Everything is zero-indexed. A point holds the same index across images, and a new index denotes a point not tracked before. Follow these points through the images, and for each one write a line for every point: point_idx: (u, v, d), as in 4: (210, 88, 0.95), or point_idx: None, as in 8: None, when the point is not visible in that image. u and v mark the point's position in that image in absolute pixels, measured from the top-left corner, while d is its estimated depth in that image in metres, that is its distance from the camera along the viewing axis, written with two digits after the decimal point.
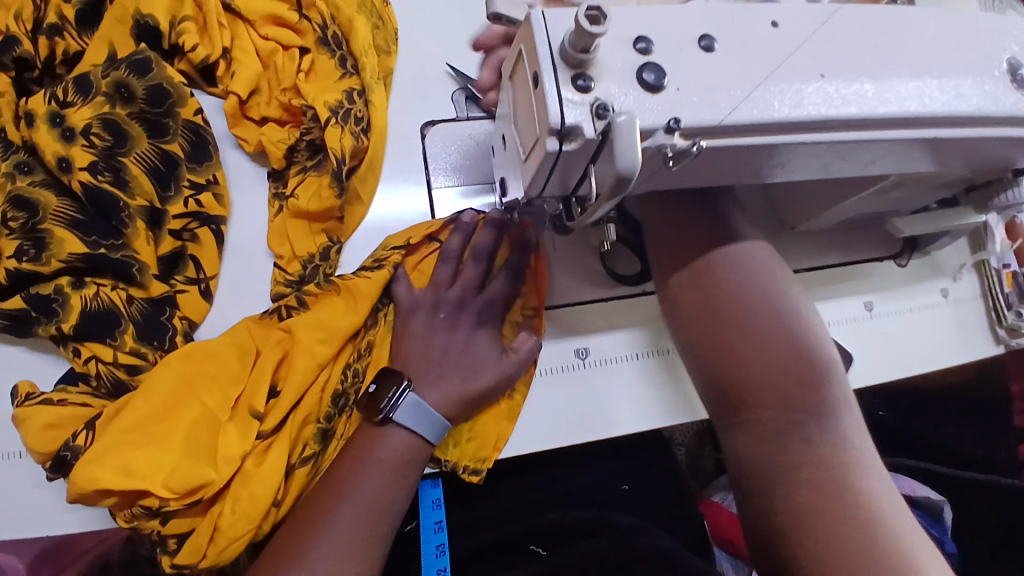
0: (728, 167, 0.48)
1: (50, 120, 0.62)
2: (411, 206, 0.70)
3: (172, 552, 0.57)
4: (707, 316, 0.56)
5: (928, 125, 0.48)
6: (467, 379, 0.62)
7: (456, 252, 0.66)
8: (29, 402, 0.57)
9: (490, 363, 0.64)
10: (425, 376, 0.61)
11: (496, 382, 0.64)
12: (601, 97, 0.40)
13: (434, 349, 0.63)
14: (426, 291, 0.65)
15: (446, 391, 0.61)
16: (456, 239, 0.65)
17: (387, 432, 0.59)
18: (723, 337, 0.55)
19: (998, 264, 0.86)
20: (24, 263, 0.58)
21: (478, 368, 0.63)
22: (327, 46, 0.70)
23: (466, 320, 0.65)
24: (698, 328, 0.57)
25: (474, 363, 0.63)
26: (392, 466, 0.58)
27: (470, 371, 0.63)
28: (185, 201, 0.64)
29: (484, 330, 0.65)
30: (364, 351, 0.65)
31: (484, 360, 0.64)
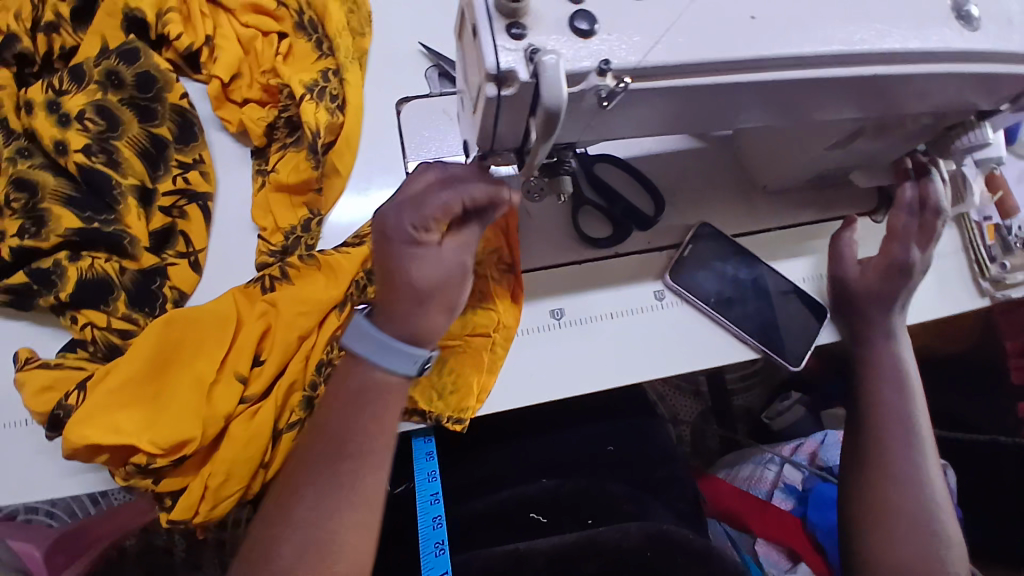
0: (672, 113, 0.51)
1: (47, 108, 0.67)
2: (383, 195, 0.72)
3: (168, 508, 0.61)
4: (887, 410, 0.74)
5: (867, 64, 0.51)
6: (439, 305, 0.56)
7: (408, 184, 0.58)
8: (28, 366, 0.61)
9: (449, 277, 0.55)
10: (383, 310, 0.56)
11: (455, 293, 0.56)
12: (534, 44, 0.43)
13: (388, 273, 0.55)
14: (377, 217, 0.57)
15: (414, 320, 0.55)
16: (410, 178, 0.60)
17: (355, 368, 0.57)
18: (903, 423, 0.73)
19: (979, 218, 0.86)
20: (26, 239, 0.63)
21: (448, 290, 0.55)
22: (303, 30, 0.74)
23: (417, 249, 0.53)
24: (896, 425, 0.73)
25: (438, 282, 0.55)
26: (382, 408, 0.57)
27: (440, 292, 0.55)
28: (174, 178, 0.68)
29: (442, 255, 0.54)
30: (352, 326, 0.66)
31: (442, 274, 0.55)
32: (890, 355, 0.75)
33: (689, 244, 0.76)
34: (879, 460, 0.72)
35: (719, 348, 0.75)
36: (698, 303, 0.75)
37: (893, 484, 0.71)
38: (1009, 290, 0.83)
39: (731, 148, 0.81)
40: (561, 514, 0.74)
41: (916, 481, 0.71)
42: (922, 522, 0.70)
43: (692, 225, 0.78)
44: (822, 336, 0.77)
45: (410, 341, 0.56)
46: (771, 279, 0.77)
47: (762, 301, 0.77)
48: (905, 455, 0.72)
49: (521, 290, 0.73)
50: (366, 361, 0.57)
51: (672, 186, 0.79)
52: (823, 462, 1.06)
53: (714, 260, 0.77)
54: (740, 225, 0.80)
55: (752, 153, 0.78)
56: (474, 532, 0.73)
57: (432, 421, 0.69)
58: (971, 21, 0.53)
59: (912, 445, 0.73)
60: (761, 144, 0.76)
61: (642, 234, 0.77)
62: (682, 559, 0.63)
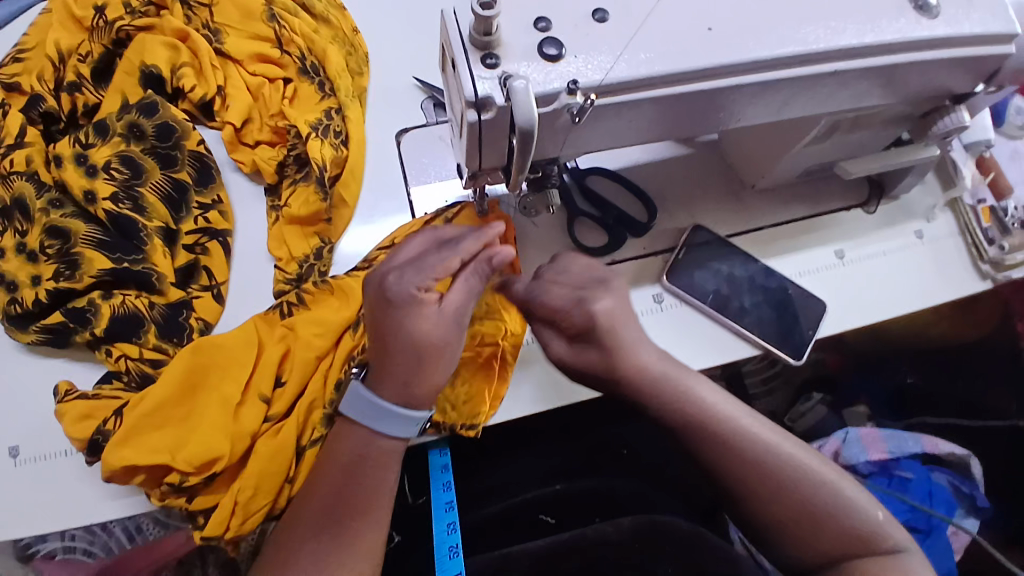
0: (646, 122, 0.54)
1: (75, 160, 0.74)
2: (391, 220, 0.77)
3: (201, 526, 0.65)
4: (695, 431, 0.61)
5: (826, 61, 0.54)
6: (435, 362, 0.55)
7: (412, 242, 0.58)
8: (69, 398, 0.67)
9: (445, 333, 0.55)
10: (382, 373, 0.56)
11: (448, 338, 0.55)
12: (507, 70, 0.47)
13: (380, 336, 0.56)
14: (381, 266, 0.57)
15: (407, 383, 0.56)
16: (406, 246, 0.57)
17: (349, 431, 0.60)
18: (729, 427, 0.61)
19: (973, 201, 0.86)
20: (62, 282, 0.69)
21: (447, 349, 0.55)
22: (307, 74, 0.80)
23: (415, 309, 0.54)
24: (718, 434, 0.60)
25: (438, 343, 0.54)
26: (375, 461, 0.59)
27: (436, 352, 0.55)
28: (195, 219, 0.74)
29: (444, 311, 0.55)
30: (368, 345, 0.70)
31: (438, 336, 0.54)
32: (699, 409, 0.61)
33: (683, 247, 0.79)
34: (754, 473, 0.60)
35: (720, 346, 0.77)
36: (696, 303, 0.78)
37: (821, 535, 0.59)
38: (1010, 271, 0.83)
39: (719, 152, 0.85)
40: (571, 515, 0.76)
41: (847, 505, 0.60)
42: (864, 544, 0.59)
43: (685, 227, 0.81)
44: (822, 326, 0.79)
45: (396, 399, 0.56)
46: (764, 275, 0.80)
47: (759, 296, 0.79)
48: (751, 455, 0.60)
49: None
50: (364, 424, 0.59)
51: (663, 193, 0.82)
52: (847, 461, 0.97)
53: (710, 261, 0.80)
54: (733, 225, 0.83)
55: (738, 155, 0.81)
56: (485, 538, 0.75)
57: (447, 432, 0.71)
58: (929, 9, 0.56)
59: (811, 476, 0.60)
60: (745, 146, 0.79)
61: (637, 240, 0.80)
62: (669, 547, 0.65)
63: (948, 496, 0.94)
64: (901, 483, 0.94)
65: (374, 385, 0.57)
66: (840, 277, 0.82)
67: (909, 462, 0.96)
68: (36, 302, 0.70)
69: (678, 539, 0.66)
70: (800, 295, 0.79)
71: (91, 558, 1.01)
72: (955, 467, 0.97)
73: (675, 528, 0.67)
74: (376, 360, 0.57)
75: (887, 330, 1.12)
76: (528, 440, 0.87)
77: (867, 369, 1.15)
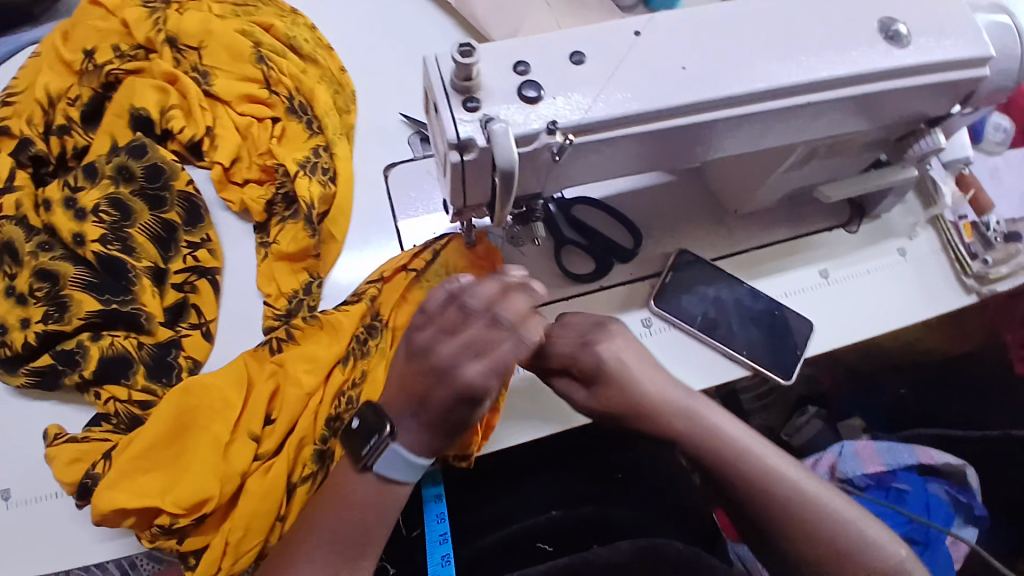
0: (627, 156, 0.56)
1: (65, 204, 0.74)
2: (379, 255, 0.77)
3: (192, 567, 0.64)
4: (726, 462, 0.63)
5: (800, 93, 0.55)
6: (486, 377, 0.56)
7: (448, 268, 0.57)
8: (58, 442, 0.66)
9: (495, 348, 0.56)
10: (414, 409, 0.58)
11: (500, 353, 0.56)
12: (488, 113, 0.48)
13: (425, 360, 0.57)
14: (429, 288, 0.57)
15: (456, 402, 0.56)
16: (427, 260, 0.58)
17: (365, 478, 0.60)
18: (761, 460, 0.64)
19: (954, 217, 0.88)
20: (51, 324, 0.70)
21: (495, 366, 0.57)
22: (294, 113, 0.81)
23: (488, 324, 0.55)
24: (750, 466, 0.63)
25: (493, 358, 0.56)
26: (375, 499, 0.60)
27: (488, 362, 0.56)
28: (185, 258, 0.75)
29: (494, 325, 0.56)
30: (358, 380, 0.69)
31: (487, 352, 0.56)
32: (725, 443, 0.64)
33: (669, 272, 0.80)
34: (783, 505, 0.62)
35: (709, 369, 0.78)
36: (685, 326, 0.78)
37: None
38: (994, 285, 0.85)
39: (702, 178, 0.86)
40: (569, 542, 0.78)
41: (877, 551, 0.61)
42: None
43: (671, 252, 0.82)
44: (810, 346, 0.80)
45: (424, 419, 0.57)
46: (752, 297, 0.80)
47: (746, 318, 0.80)
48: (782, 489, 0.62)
49: None
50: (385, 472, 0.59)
51: (648, 219, 0.84)
52: (843, 475, 0.97)
53: (698, 285, 0.81)
54: (718, 248, 0.84)
55: (721, 181, 0.83)
56: (481, 567, 0.77)
57: (439, 464, 0.71)
58: (899, 39, 0.58)
59: (840, 522, 0.62)
60: (727, 172, 0.80)
61: (624, 267, 0.81)
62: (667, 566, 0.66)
63: (946, 509, 0.94)
64: (898, 495, 0.95)
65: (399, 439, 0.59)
66: (825, 297, 0.83)
67: (906, 474, 0.96)
68: (25, 346, 0.70)
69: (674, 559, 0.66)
70: (788, 316, 0.80)
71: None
72: (951, 477, 0.96)
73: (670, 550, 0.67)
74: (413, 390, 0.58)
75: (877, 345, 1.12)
76: (525, 467, 0.85)
77: (860, 385, 1.15)
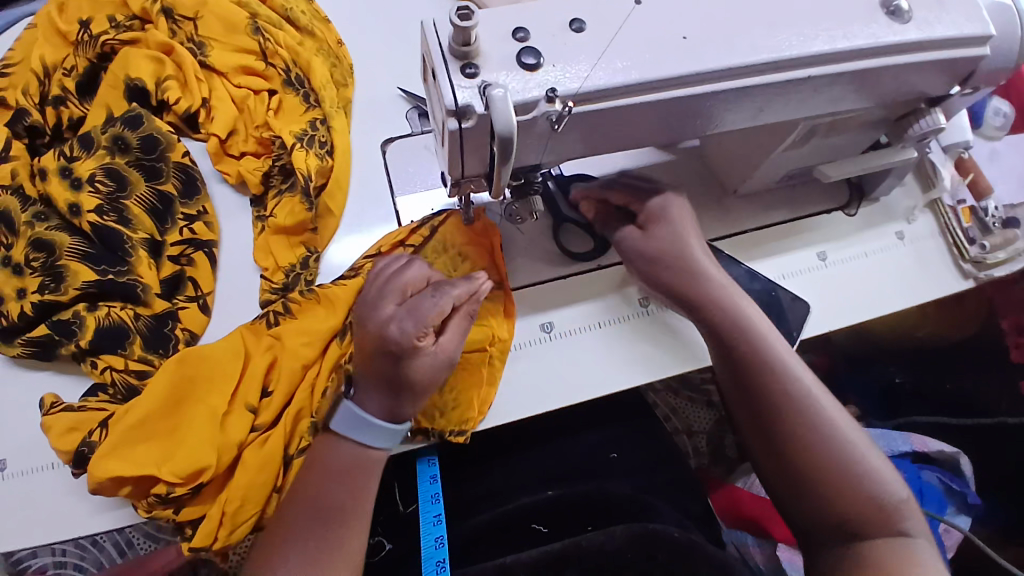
0: (627, 128, 0.55)
1: (60, 174, 0.74)
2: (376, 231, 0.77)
3: (189, 537, 0.64)
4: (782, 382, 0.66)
5: (801, 66, 0.55)
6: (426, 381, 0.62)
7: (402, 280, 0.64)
8: (54, 411, 0.66)
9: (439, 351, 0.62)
10: (363, 390, 0.63)
11: (441, 358, 0.62)
12: (486, 79, 0.48)
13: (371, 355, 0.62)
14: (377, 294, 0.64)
15: (396, 397, 0.61)
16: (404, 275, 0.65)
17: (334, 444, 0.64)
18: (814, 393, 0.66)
19: (952, 202, 0.88)
20: (47, 294, 0.69)
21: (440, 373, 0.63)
22: (291, 85, 0.80)
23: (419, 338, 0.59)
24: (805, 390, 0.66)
25: (438, 365, 0.62)
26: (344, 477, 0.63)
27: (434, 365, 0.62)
28: (181, 230, 0.74)
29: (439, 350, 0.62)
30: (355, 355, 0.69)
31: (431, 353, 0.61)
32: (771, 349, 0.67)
33: None
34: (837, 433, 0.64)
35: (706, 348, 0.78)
36: None
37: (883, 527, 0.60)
38: (991, 270, 0.85)
39: (702, 158, 0.86)
40: (563, 523, 0.75)
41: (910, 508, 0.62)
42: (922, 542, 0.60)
43: None
44: (807, 327, 0.80)
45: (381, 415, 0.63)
46: (749, 279, 0.82)
47: None
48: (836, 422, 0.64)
49: (513, 305, 0.76)
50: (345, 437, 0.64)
51: None
52: None
53: None
54: (716, 229, 0.84)
55: (721, 161, 0.82)
56: (476, 546, 0.74)
57: (435, 439, 0.72)
58: (900, 15, 0.58)
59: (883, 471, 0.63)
60: (727, 152, 0.80)
61: None
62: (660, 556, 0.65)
63: (938, 495, 0.95)
64: None
65: (359, 404, 0.63)
66: (823, 279, 0.83)
67: (900, 460, 0.97)
68: (20, 315, 0.70)
69: (669, 547, 0.66)
70: (786, 297, 0.81)
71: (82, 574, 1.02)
72: (944, 465, 0.97)
73: (666, 536, 0.67)
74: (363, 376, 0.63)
75: (873, 330, 1.13)
76: (518, 444, 0.87)
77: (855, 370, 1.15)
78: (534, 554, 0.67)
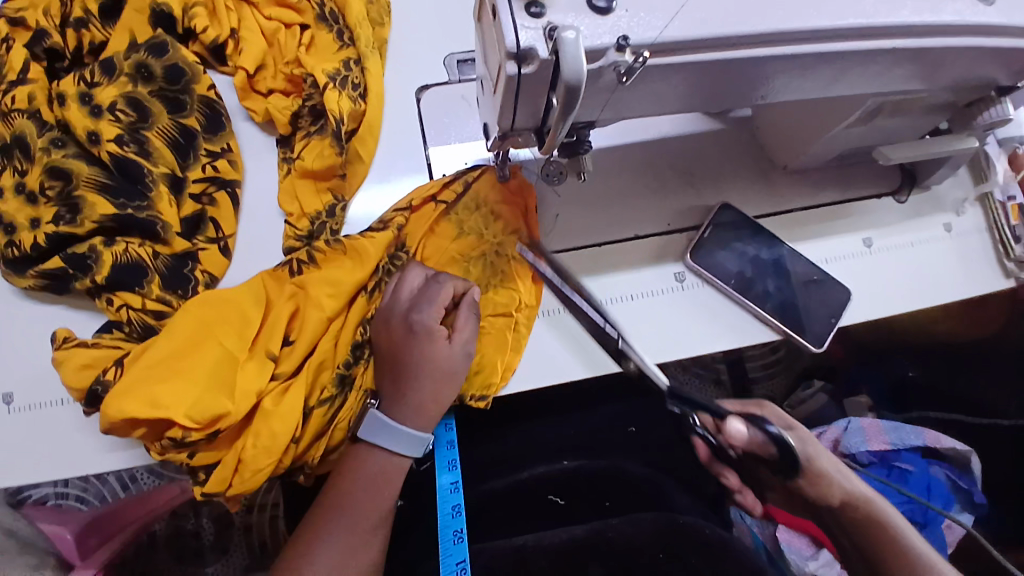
0: (690, 90, 0.51)
1: (79, 99, 0.70)
2: (406, 184, 0.74)
3: (201, 482, 0.63)
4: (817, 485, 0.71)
5: (884, 36, 0.50)
6: (445, 384, 0.65)
7: (410, 288, 0.68)
8: (67, 346, 0.65)
9: (450, 356, 0.65)
10: (391, 398, 0.65)
11: (453, 363, 0.65)
12: (553, 21, 0.44)
13: (393, 362, 0.65)
14: (392, 300, 0.67)
15: (421, 401, 0.64)
16: (408, 281, 0.68)
17: (365, 452, 0.65)
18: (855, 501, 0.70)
19: (1002, 198, 0.82)
20: (62, 226, 0.66)
21: (456, 376, 0.65)
22: (325, 21, 0.76)
23: (432, 340, 0.64)
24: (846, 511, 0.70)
25: (451, 370, 0.65)
26: (378, 476, 0.64)
27: (451, 372, 0.65)
28: (203, 167, 0.71)
29: (454, 349, 0.65)
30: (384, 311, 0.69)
31: (444, 358, 0.65)
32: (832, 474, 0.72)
33: (708, 227, 0.76)
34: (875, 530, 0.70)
35: (739, 329, 0.75)
36: (720, 284, 0.75)
37: None
38: None
39: (751, 130, 0.81)
40: (580, 495, 0.77)
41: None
42: None
43: (712, 206, 0.78)
44: (844, 315, 0.76)
45: (415, 420, 0.65)
46: (792, 259, 0.77)
47: (782, 280, 0.77)
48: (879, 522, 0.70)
49: (541, 272, 0.73)
50: (374, 442, 0.65)
51: (691, 169, 0.79)
52: (846, 449, 0.95)
53: (735, 241, 0.77)
54: (759, 206, 0.80)
55: (772, 135, 0.78)
56: (489, 514, 0.76)
57: (456, 401, 0.70)
58: None
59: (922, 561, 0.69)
60: (781, 126, 0.76)
61: (662, 216, 0.78)
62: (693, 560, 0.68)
63: (945, 491, 0.93)
64: (901, 475, 0.93)
65: (387, 410, 0.65)
66: (866, 266, 0.80)
67: (910, 455, 0.95)
68: (34, 246, 0.67)
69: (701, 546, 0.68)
70: (823, 283, 0.77)
71: (85, 506, 0.98)
72: (954, 462, 0.96)
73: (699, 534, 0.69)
74: (391, 387, 0.65)
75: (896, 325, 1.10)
76: (521, 415, 0.85)
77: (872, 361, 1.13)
78: (559, 540, 0.70)
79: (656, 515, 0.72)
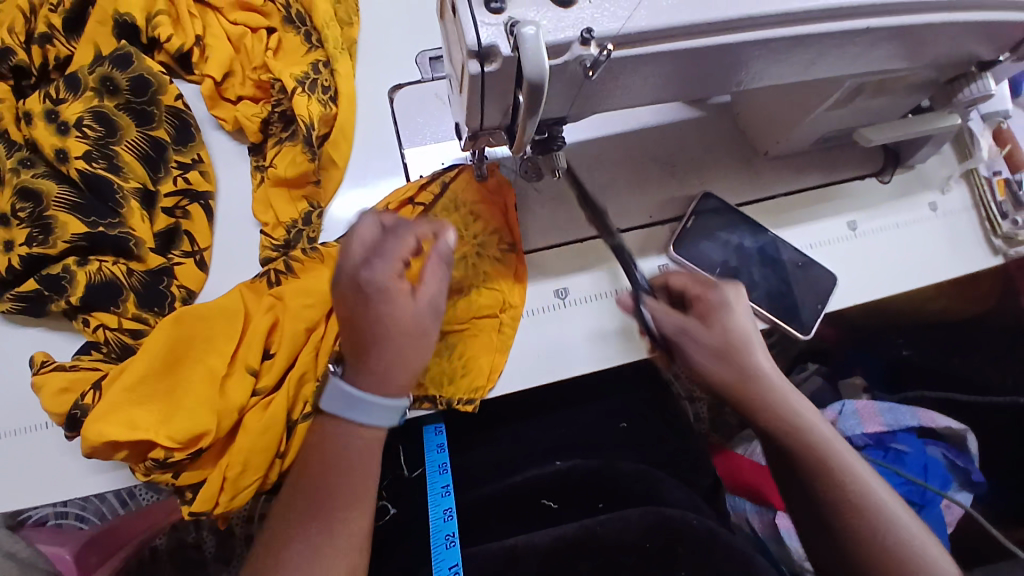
0: (661, 80, 0.50)
1: (45, 117, 0.69)
2: (385, 185, 0.72)
3: (189, 501, 0.62)
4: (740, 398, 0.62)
5: (858, 16, 0.49)
6: (415, 350, 0.56)
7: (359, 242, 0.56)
8: (44, 370, 0.63)
9: (416, 315, 0.55)
10: (354, 364, 0.56)
11: (420, 322, 0.56)
12: (514, 16, 0.43)
13: (351, 324, 0.55)
14: (341, 260, 0.56)
15: (389, 366, 0.55)
16: (359, 234, 0.56)
17: None
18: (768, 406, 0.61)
19: (988, 172, 0.81)
20: (35, 247, 0.65)
21: (425, 336, 0.56)
22: (292, 24, 0.75)
23: (392, 296, 0.54)
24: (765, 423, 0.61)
25: (418, 329, 0.56)
26: None
27: (418, 331, 0.56)
28: (174, 179, 0.69)
29: (420, 305, 0.56)
30: None
31: (409, 318, 0.55)
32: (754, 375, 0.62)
33: (690, 217, 0.76)
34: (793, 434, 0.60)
35: None
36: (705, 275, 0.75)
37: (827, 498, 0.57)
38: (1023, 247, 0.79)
39: (732, 115, 0.80)
40: (573, 500, 0.74)
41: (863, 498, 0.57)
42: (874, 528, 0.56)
43: (695, 195, 0.78)
44: (833, 300, 0.76)
45: (383, 390, 0.56)
46: (777, 247, 0.77)
47: (768, 268, 0.76)
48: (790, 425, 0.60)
49: (524, 271, 0.72)
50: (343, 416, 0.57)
51: (672, 158, 0.78)
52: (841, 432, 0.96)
53: (718, 231, 0.76)
54: (743, 193, 0.79)
55: (753, 120, 0.77)
56: (482, 521, 0.73)
57: (443, 406, 0.68)
58: None
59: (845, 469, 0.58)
60: (761, 110, 0.74)
61: (644, 208, 0.77)
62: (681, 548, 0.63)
63: (943, 471, 0.92)
64: (896, 456, 0.93)
65: (351, 378, 0.56)
66: (852, 250, 0.79)
67: (905, 435, 0.95)
68: (9, 269, 0.66)
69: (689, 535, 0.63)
70: (810, 272, 0.76)
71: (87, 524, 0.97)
72: (950, 441, 0.95)
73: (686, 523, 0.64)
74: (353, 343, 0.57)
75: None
76: (513, 417, 0.85)
77: (866, 343, 1.12)
78: (548, 539, 0.66)
79: (645, 509, 0.66)
